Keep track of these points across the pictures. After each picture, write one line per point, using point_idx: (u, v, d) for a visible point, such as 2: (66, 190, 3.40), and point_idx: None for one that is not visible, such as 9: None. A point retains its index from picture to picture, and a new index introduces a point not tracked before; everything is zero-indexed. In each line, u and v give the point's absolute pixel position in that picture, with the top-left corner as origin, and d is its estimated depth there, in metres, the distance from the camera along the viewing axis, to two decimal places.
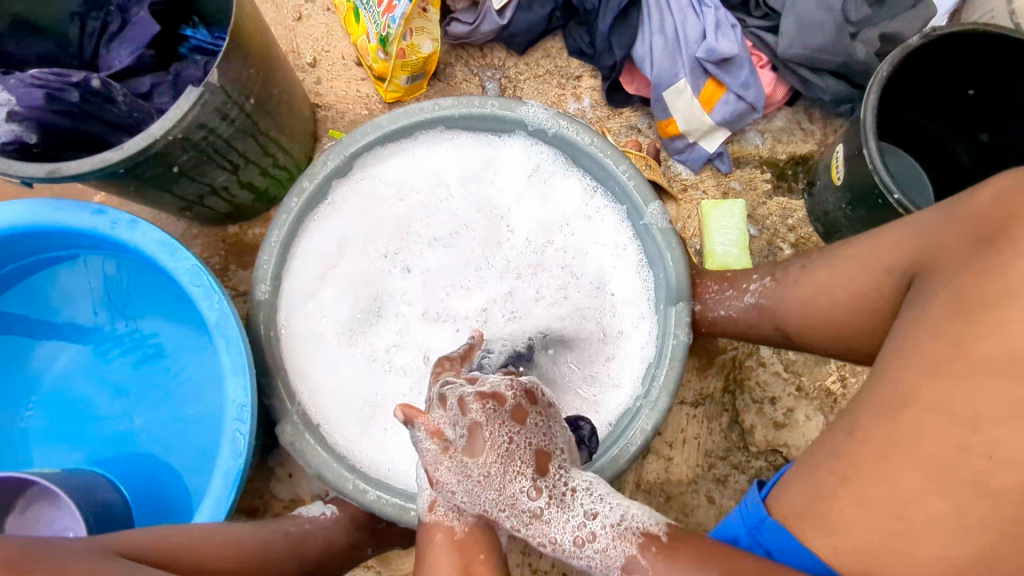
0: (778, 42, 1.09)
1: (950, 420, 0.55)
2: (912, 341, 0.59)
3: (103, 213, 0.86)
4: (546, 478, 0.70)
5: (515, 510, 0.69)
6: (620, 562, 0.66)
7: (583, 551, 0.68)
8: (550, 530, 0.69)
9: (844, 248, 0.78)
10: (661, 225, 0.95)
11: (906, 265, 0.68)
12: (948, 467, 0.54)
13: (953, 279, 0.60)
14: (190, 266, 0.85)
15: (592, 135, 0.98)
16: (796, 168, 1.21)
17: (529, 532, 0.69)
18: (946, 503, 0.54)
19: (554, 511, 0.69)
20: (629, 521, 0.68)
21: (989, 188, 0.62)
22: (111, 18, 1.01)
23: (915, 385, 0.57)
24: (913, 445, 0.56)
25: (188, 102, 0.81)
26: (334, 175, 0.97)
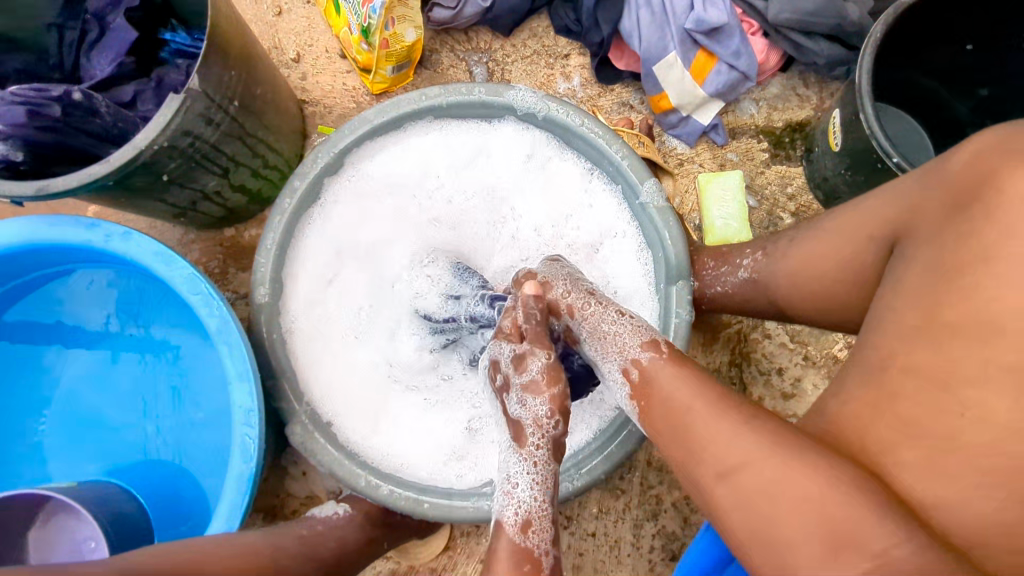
0: (769, 7, 1.06)
1: (933, 384, 0.54)
2: (895, 307, 0.58)
3: (96, 226, 0.85)
4: (599, 291, 0.78)
5: (578, 284, 0.79)
6: (638, 341, 0.69)
7: (614, 321, 0.73)
8: (594, 316, 0.75)
9: (836, 216, 0.76)
10: (658, 203, 0.94)
11: (891, 227, 0.67)
12: (918, 423, 0.53)
13: (932, 242, 0.58)
14: (187, 274, 0.85)
15: (583, 115, 0.97)
16: (793, 135, 1.18)
17: (581, 300, 0.76)
18: (915, 454, 0.53)
19: (596, 306, 0.75)
20: (649, 325, 0.72)
21: (961, 153, 0.61)
22: (88, 27, 1.00)
23: (893, 348, 0.57)
24: (894, 409, 0.55)
25: (171, 109, 0.79)
26: (326, 173, 0.95)
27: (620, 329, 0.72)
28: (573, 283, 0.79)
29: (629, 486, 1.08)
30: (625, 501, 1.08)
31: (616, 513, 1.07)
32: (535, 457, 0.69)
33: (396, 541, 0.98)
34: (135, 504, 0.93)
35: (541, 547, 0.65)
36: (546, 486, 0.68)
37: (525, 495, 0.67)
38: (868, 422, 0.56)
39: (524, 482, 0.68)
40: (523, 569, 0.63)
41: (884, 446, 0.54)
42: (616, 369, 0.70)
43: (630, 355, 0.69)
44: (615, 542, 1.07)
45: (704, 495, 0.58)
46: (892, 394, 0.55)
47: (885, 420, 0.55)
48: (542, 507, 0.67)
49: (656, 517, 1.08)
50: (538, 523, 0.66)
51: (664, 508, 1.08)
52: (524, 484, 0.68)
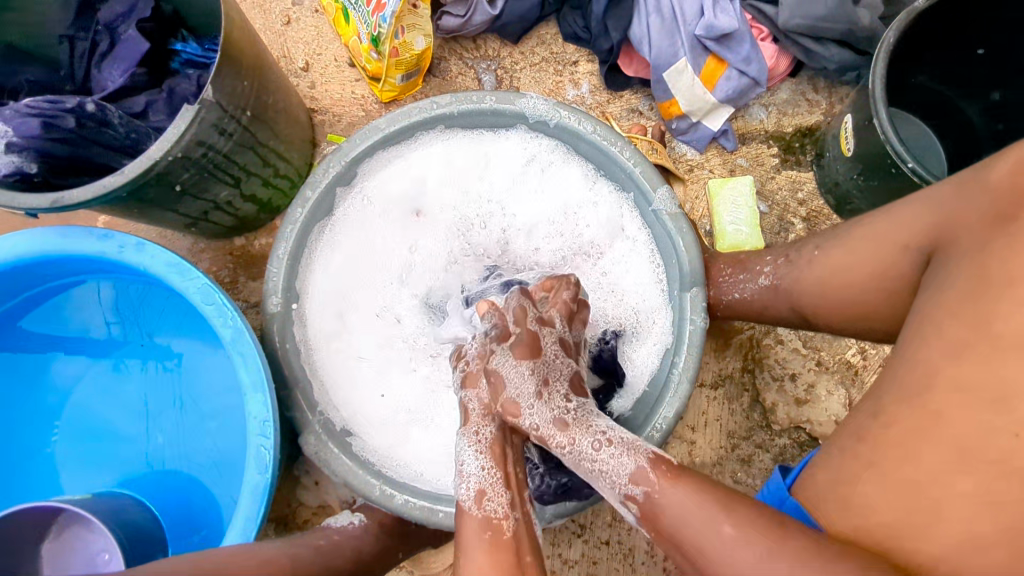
0: (779, 14, 1.06)
1: (982, 400, 0.53)
2: (936, 320, 0.58)
3: (109, 236, 0.85)
4: (574, 413, 0.75)
5: (548, 406, 0.75)
6: (629, 472, 0.67)
7: (600, 455, 0.70)
8: (577, 449, 0.71)
9: (860, 226, 0.76)
10: (670, 210, 0.93)
11: (926, 238, 0.66)
12: (969, 444, 0.53)
13: (973, 252, 0.58)
14: (200, 285, 0.84)
15: (594, 122, 0.96)
16: (803, 140, 1.19)
17: (554, 434, 0.73)
18: (971, 485, 0.53)
19: (580, 430, 0.72)
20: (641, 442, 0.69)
21: (1008, 159, 0.59)
22: (99, 38, 1.00)
23: (936, 363, 0.56)
24: (944, 430, 0.54)
25: (185, 121, 0.79)
26: (336, 182, 0.96)
27: (607, 465, 0.69)
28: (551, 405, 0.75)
29: None
30: None
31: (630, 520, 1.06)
32: (475, 431, 0.76)
33: (411, 550, 0.98)
34: (148, 514, 0.93)
35: (496, 514, 0.70)
36: (492, 459, 0.74)
37: (473, 469, 0.74)
38: (918, 443, 0.55)
39: (472, 457, 0.74)
40: (484, 535, 0.68)
41: (935, 466, 0.54)
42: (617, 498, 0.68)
43: (625, 488, 0.67)
44: (628, 550, 1.06)
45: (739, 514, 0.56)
46: (941, 413, 0.55)
47: (935, 444, 0.54)
48: (494, 480, 0.72)
49: None
50: (492, 491, 0.71)
51: None
52: (472, 458, 0.74)
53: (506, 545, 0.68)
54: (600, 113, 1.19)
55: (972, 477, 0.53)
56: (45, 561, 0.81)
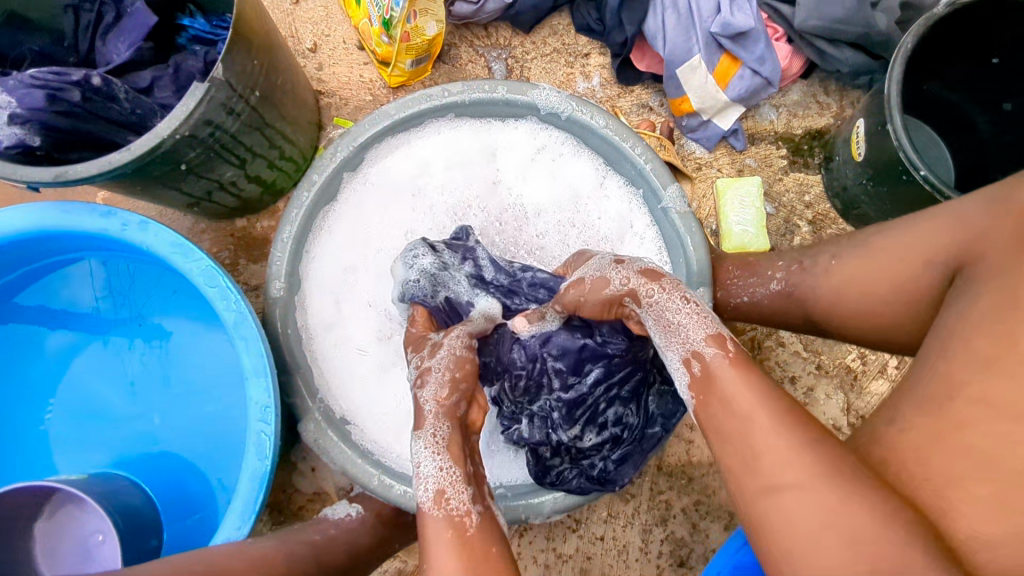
0: (794, 14, 1.03)
1: (1010, 416, 0.53)
2: (961, 335, 0.58)
3: (112, 214, 0.84)
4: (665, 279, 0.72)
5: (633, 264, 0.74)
6: (703, 334, 0.65)
7: (678, 308, 0.68)
8: (660, 302, 0.69)
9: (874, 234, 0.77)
10: (680, 208, 0.94)
11: (953, 253, 0.66)
12: (995, 457, 0.52)
13: (1006, 273, 0.58)
14: (204, 266, 0.83)
15: (606, 117, 0.96)
16: (812, 142, 1.19)
17: (645, 286, 0.71)
18: (989, 490, 0.52)
19: (661, 293, 0.70)
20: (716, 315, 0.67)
21: None
22: (105, 9, 0.98)
23: (964, 376, 0.56)
24: (964, 438, 0.54)
25: (194, 99, 0.77)
26: (344, 166, 0.95)
27: (678, 317, 0.67)
28: (628, 267, 0.74)
29: (638, 490, 1.07)
30: (634, 506, 1.06)
31: (626, 517, 1.06)
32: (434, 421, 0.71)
33: (406, 541, 0.97)
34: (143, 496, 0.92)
35: (459, 511, 0.65)
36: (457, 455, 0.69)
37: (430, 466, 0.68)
38: (930, 449, 0.55)
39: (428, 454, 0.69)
40: (449, 534, 0.64)
41: (948, 472, 0.53)
42: (677, 359, 0.65)
43: (693, 345, 0.64)
44: (622, 547, 1.06)
45: (760, 485, 0.54)
46: (960, 424, 0.54)
47: (950, 449, 0.54)
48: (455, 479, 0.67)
49: (665, 523, 1.06)
50: (454, 489, 0.66)
51: (672, 514, 1.07)
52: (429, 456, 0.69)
53: (470, 543, 0.63)
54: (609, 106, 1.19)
55: (988, 482, 0.52)
56: (37, 541, 0.82)
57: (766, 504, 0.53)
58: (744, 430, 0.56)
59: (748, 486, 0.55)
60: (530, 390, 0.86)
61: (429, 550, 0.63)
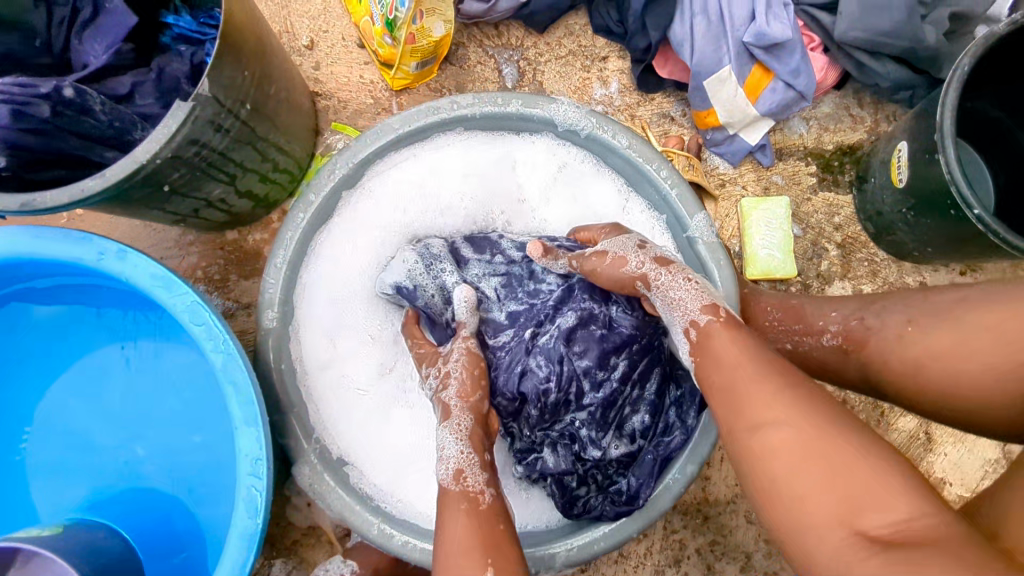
0: (835, 23, 0.94)
1: None
2: None
3: (88, 242, 0.76)
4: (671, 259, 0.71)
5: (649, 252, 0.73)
6: (700, 304, 0.65)
7: (677, 285, 0.68)
8: (665, 283, 0.69)
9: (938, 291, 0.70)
10: (707, 239, 0.87)
11: None
12: None
13: None
14: (189, 302, 0.76)
15: (629, 136, 0.89)
16: (843, 159, 1.11)
17: (655, 271, 0.70)
18: None
19: (667, 274, 0.69)
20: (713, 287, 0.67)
21: None
22: (81, 4, 0.88)
23: None
24: None
25: (176, 120, 0.69)
26: (344, 184, 0.88)
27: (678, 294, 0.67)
28: (646, 251, 0.73)
29: (651, 528, 1.02)
30: (646, 546, 1.01)
31: (637, 558, 1.01)
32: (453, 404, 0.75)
33: None
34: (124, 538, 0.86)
35: (475, 487, 0.69)
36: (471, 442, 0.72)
37: (453, 447, 0.72)
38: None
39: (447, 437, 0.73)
40: (461, 507, 0.67)
41: None
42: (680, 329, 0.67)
43: (690, 316, 0.65)
44: None
45: (745, 423, 0.55)
46: None
47: None
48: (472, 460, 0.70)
49: (678, 564, 1.02)
50: (471, 470, 0.70)
51: (686, 554, 1.02)
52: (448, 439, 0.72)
53: (484, 515, 0.66)
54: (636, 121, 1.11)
55: None
56: None
57: (749, 442, 0.54)
58: (731, 388, 0.57)
59: (735, 425, 0.55)
60: (559, 405, 0.81)
61: (445, 528, 0.65)
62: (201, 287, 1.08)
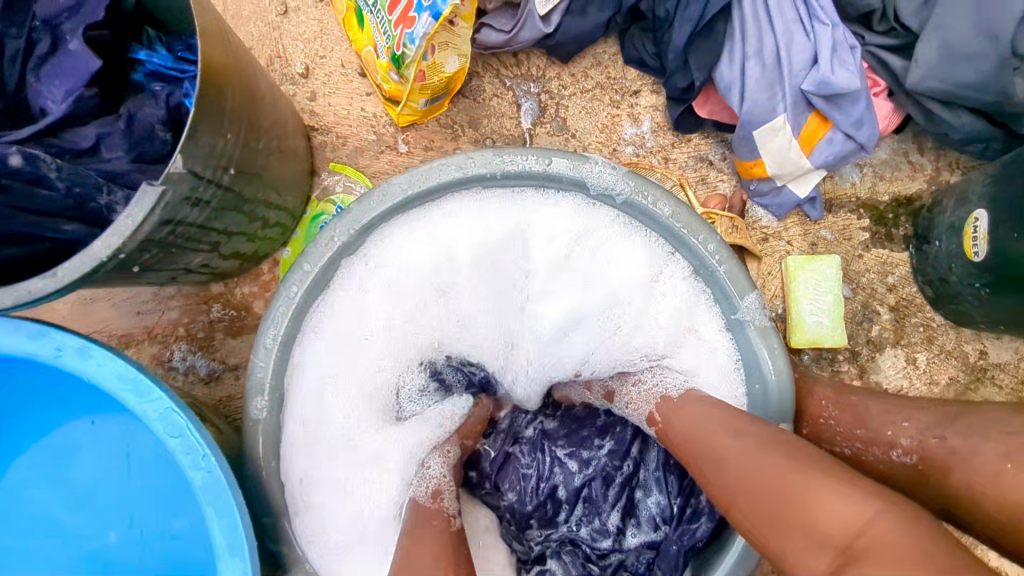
0: (909, 70, 0.83)
1: None
2: None
3: (43, 335, 0.64)
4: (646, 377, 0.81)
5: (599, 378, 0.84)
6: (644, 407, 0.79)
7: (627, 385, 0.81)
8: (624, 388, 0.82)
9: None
10: (758, 321, 0.77)
11: None
12: None
13: None
14: (163, 408, 0.65)
15: (672, 203, 0.77)
16: (898, 211, 0.99)
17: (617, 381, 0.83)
18: None
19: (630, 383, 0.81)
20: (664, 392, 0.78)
21: None
22: (36, 36, 0.75)
23: None
24: None
25: (142, 207, 0.57)
26: (343, 252, 0.77)
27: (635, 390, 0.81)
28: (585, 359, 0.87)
29: None
30: None
31: None
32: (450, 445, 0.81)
33: None
34: None
35: (448, 511, 0.74)
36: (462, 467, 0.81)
37: (436, 470, 0.78)
38: None
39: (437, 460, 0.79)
40: (433, 523, 0.72)
41: None
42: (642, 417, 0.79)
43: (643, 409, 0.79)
44: None
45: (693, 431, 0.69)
46: None
47: None
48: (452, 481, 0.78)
49: None
50: (448, 491, 0.77)
51: None
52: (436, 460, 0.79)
53: (453, 531, 0.72)
54: (677, 181, 0.99)
55: None
56: None
57: (696, 450, 0.67)
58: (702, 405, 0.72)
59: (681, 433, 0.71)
60: (547, 514, 0.85)
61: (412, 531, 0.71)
62: (184, 345, 0.97)
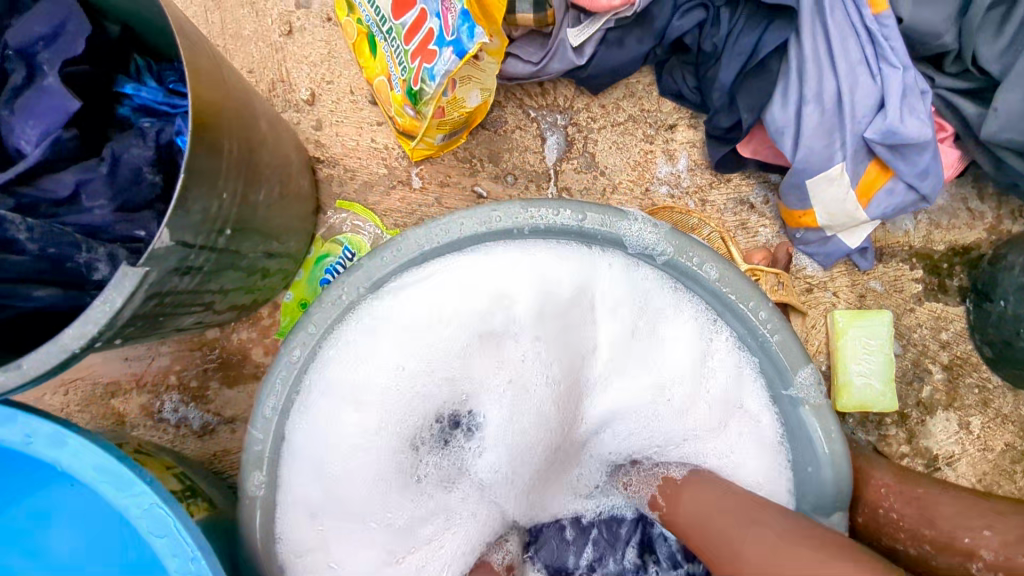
0: (984, 118, 0.74)
1: None
2: None
3: (12, 419, 0.55)
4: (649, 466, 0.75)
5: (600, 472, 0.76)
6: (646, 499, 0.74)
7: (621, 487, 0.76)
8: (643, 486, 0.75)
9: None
10: (815, 401, 0.67)
11: None
12: None
13: None
14: (148, 505, 0.56)
15: (720, 266, 0.68)
16: (953, 261, 0.91)
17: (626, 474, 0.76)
18: None
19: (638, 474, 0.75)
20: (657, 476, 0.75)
21: None
22: (10, 67, 0.67)
23: None
24: None
25: (122, 291, 0.49)
26: (348, 314, 0.67)
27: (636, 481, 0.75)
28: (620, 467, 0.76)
29: None
30: None
31: None
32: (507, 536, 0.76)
33: None
34: None
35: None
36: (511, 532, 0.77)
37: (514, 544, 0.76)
38: None
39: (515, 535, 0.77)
40: None
41: None
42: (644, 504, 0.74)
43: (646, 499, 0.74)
44: None
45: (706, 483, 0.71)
46: None
47: None
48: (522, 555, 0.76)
49: None
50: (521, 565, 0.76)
51: None
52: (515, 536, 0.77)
53: None
54: (716, 230, 0.88)
55: None
56: None
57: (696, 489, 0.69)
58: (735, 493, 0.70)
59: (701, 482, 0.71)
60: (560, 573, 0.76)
61: None
62: (175, 396, 0.89)
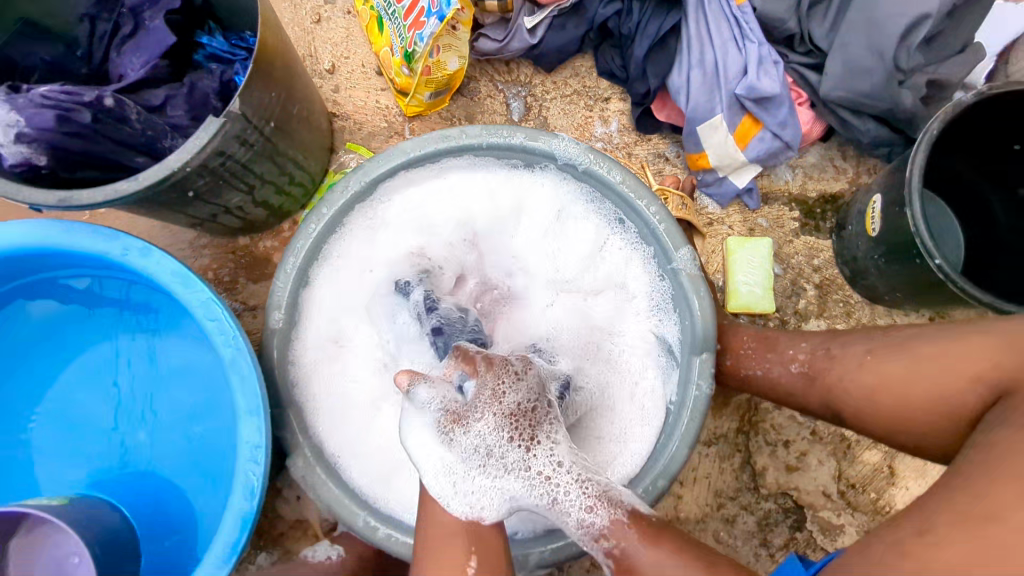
0: (822, 81, 1.02)
1: None
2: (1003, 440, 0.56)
3: (115, 238, 0.82)
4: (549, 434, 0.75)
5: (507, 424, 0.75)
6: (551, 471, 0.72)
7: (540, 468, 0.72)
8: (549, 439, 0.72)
9: (897, 327, 0.76)
10: (690, 270, 0.92)
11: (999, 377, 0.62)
12: None
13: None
14: (203, 298, 0.81)
15: (623, 173, 0.95)
16: (825, 206, 1.17)
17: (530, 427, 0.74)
18: None
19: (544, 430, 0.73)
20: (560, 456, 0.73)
21: None
22: (123, 21, 0.96)
23: None
24: None
25: (208, 133, 0.75)
26: (354, 200, 0.94)
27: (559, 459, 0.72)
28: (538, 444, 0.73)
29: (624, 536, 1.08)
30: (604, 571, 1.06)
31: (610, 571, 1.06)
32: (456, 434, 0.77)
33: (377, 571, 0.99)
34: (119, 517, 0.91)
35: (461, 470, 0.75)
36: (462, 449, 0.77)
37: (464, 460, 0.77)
38: None
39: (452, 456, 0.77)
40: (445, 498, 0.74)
41: None
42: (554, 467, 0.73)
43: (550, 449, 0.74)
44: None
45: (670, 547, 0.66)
46: None
47: None
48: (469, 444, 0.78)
49: None
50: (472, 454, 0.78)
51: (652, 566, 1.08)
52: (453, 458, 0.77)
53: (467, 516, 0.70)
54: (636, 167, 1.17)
55: None
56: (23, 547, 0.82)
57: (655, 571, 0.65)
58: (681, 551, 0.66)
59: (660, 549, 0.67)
60: None
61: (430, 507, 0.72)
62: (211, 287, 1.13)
